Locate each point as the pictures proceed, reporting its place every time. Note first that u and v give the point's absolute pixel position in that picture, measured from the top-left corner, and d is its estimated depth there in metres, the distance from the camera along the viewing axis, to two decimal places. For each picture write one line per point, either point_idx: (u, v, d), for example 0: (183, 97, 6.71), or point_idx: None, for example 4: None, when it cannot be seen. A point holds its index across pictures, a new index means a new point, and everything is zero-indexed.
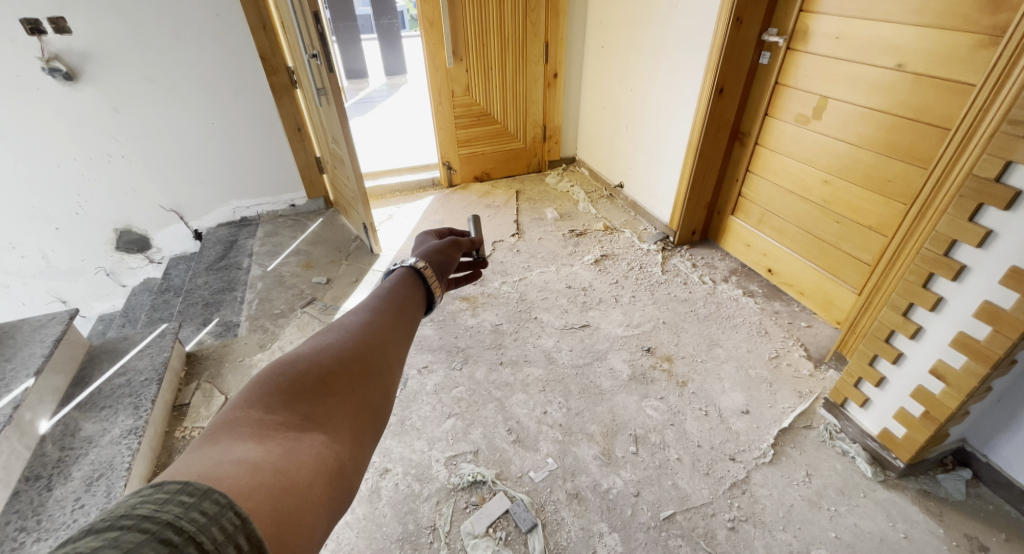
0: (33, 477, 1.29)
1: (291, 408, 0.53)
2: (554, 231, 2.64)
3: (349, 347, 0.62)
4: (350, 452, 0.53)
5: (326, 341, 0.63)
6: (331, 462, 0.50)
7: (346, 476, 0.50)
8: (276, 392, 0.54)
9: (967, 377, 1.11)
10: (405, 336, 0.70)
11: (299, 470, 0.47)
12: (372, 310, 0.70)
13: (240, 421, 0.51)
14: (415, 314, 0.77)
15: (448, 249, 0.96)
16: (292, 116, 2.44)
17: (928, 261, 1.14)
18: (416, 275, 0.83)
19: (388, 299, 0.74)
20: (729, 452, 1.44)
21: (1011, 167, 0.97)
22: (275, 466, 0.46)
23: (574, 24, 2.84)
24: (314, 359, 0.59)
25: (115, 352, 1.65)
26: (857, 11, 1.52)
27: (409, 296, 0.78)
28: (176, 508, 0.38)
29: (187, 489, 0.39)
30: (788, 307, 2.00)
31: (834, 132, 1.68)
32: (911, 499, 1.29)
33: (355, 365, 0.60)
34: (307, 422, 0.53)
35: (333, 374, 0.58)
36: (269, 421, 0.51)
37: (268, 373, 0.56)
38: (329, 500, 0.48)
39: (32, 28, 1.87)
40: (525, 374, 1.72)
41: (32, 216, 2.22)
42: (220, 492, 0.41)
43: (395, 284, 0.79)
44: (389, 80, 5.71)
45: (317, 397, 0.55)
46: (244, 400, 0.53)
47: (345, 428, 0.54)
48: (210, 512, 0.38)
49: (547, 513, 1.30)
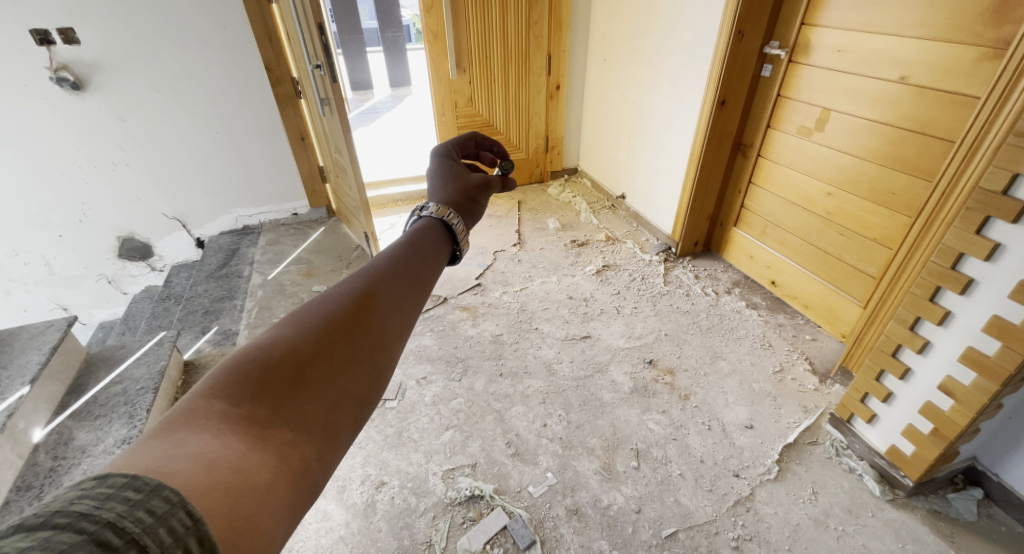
0: (24, 487, 1.27)
1: (260, 401, 0.44)
2: (556, 241, 2.63)
3: (337, 327, 0.53)
4: (322, 449, 0.45)
5: (314, 318, 0.53)
6: (295, 463, 0.42)
7: (311, 478, 0.42)
8: (244, 380, 0.45)
9: (977, 393, 1.09)
10: (411, 313, 0.60)
11: (260, 469, 0.39)
12: (374, 279, 0.60)
13: (198, 411, 0.42)
14: (432, 282, 0.67)
15: (477, 191, 0.88)
16: (296, 125, 2.46)
17: (935, 274, 1.12)
18: (443, 227, 0.77)
19: (398, 265, 0.64)
20: (733, 468, 1.41)
21: (1017, 180, 0.95)
22: (235, 463, 0.39)
23: (576, 36, 2.86)
24: (292, 343, 0.49)
25: (112, 360, 1.63)
26: (860, 24, 1.52)
27: (426, 262, 0.68)
28: (118, 505, 0.32)
29: (135, 483, 0.34)
30: (792, 320, 1.98)
31: (840, 143, 1.67)
32: (921, 519, 1.26)
33: (340, 350, 0.51)
34: (276, 415, 0.44)
35: (312, 361, 0.49)
36: (234, 414, 0.43)
37: (241, 357, 0.47)
38: (292, 504, 0.40)
39: (40, 38, 1.89)
40: (525, 386, 1.70)
41: (36, 223, 2.23)
42: (173, 487, 0.35)
43: (406, 245, 0.68)
44: (393, 92, 5.79)
45: (291, 387, 0.46)
46: (207, 387, 0.44)
47: (321, 423, 0.46)
48: (157, 512, 0.33)
49: (546, 529, 1.27)
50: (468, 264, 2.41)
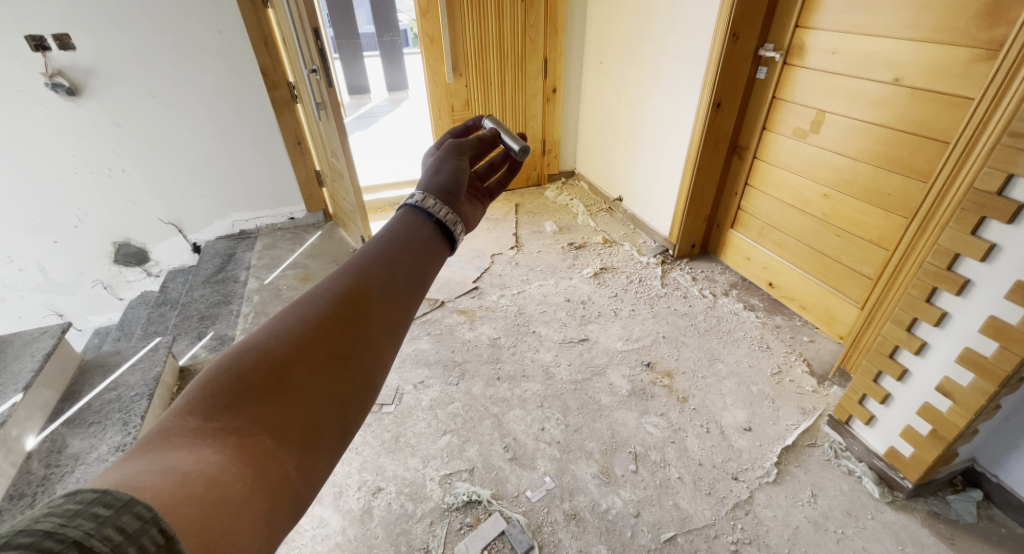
0: (17, 496, 1.26)
1: (236, 411, 0.42)
2: (553, 244, 2.63)
3: (315, 325, 0.48)
4: (304, 457, 0.42)
5: (294, 316, 0.49)
6: (273, 474, 0.40)
7: (292, 489, 0.41)
8: (219, 390, 0.43)
9: (974, 395, 1.08)
10: (406, 303, 0.54)
11: (236, 482, 0.38)
12: (356, 270, 0.54)
13: (175, 427, 0.41)
14: (431, 273, 0.60)
15: (454, 167, 0.76)
16: (293, 130, 2.46)
17: (931, 275, 1.12)
18: (420, 212, 0.65)
19: (383, 254, 0.57)
20: (732, 471, 1.40)
21: (1012, 181, 0.96)
22: (210, 477, 0.38)
23: (572, 40, 2.87)
24: (268, 346, 0.46)
25: (106, 367, 1.62)
26: (853, 26, 1.53)
27: (419, 251, 0.60)
28: (87, 522, 0.32)
29: (106, 498, 0.33)
30: (789, 321, 1.98)
31: (836, 145, 1.67)
32: (921, 521, 1.25)
33: (318, 350, 0.47)
34: (253, 423, 0.42)
35: (288, 364, 0.45)
36: (210, 427, 0.41)
37: (216, 366, 0.45)
38: (269, 518, 0.39)
39: (35, 44, 1.88)
40: (523, 389, 1.69)
41: (30, 229, 2.21)
42: (145, 502, 0.34)
43: (395, 234, 0.61)
44: (390, 96, 5.82)
45: (267, 394, 0.43)
46: (185, 400, 0.43)
47: (302, 430, 0.43)
48: (128, 529, 0.32)
49: (544, 534, 1.26)
50: (465, 268, 2.41)
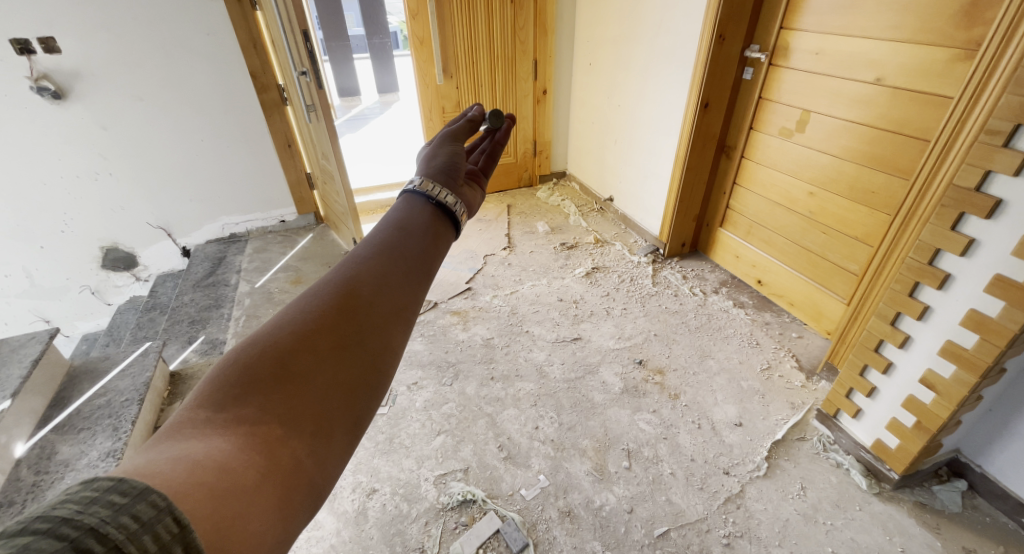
0: (6, 504, 1.24)
1: (245, 401, 0.42)
2: (545, 245, 2.64)
3: (319, 315, 0.48)
4: (315, 445, 0.43)
5: (298, 310, 0.49)
6: (285, 461, 0.40)
7: (306, 476, 0.41)
8: (227, 383, 0.43)
9: (956, 386, 1.11)
10: (411, 289, 0.54)
11: (246, 469, 0.38)
12: (357, 261, 0.54)
13: (186, 421, 0.41)
14: (436, 260, 0.60)
15: (451, 155, 0.77)
16: (283, 132, 2.45)
17: (913, 270, 1.15)
18: (420, 199, 0.66)
19: (384, 243, 0.57)
20: (723, 466, 1.42)
21: (989, 177, 0.98)
22: (221, 464, 0.38)
23: (562, 42, 2.89)
24: (275, 338, 0.46)
25: (95, 373, 1.60)
26: (835, 27, 1.56)
27: (421, 238, 0.60)
28: (103, 510, 0.31)
29: (121, 486, 0.33)
30: (778, 318, 2.01)
31: (821, 144, 1.70)
32: (907, 511, 1.28)
33: (324, 339, 0.47)
34: (263, 413, 0.42)
35: (292, 353, 0.45)
36: (220, 419, 0.41)
37: (221, 361, 0.45)
38: (282, 505, 0.39)
39: (20, 48, 1.86)
40: (517, 389, 1.70)
41: (16, 234, 2.19)
42: (160, 491, 0.34)
43: (395, 224, 0.61)
44: (381, 97, 5.82)
45: (275, 385, 0.43)
46: (195, 395, 0.43)
47: (312, 418, 0.43)
48: (143, 518, 0.32)
49: (538, 532, 1.27)
50: (458, 268, 2.42)
